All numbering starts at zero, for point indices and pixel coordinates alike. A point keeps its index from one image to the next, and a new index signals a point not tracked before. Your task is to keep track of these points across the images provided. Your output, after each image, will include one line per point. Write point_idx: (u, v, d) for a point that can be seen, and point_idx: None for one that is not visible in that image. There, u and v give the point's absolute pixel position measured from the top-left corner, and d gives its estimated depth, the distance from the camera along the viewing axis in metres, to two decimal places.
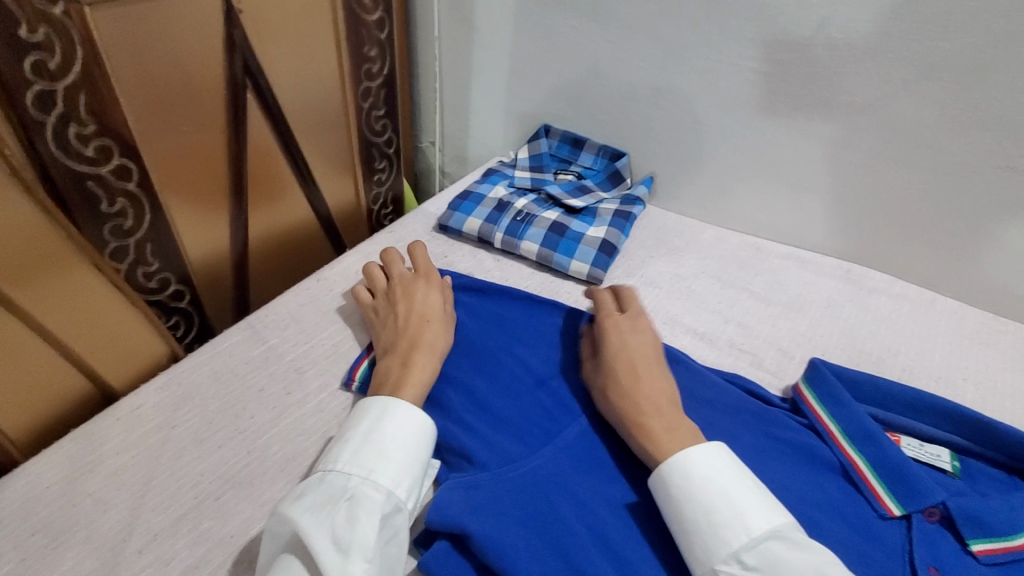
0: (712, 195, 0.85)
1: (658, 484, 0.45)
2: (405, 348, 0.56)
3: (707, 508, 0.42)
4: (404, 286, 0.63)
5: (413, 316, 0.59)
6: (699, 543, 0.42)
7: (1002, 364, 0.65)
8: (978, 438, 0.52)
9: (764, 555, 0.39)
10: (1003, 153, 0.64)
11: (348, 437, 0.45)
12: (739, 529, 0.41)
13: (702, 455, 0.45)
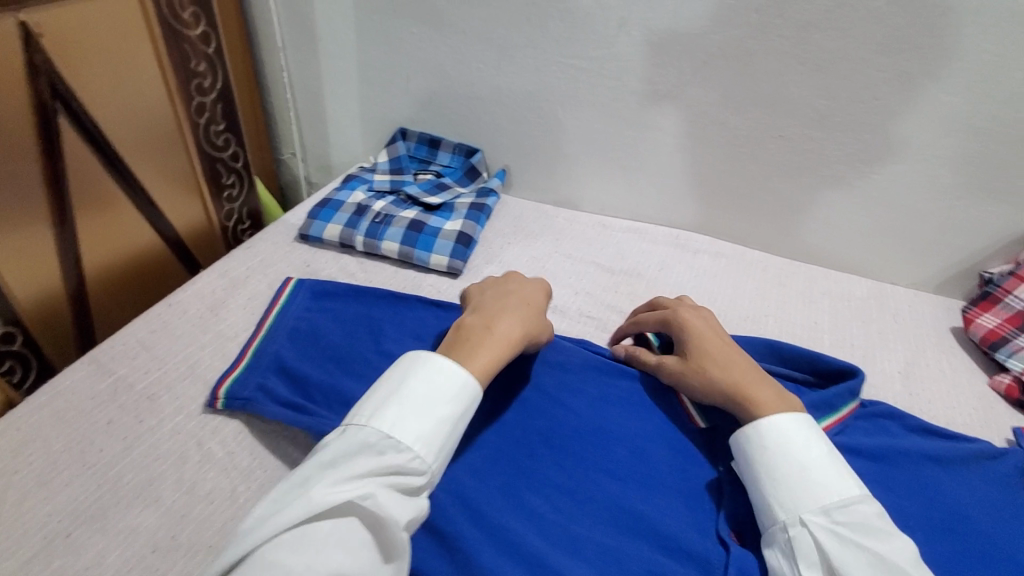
0: (560, 181, 0.93)
1: (750, 435, 0.49)
2: (496, 316, 0.56)
3: (803, 464, 0.46)
4: (516, 280, 0.64)
5: (515, 297, 0.60)
6: (787, 494, 0.45)
7: (795, 300, 0.78)
8: (770, 359, 0.63)
9: (854, 514, 0.43)
10: (774, 125, 0.76)
11: (442, 421, 0.45)
12: (832, 487, 0.44)
13: (800, 425, 0.48)
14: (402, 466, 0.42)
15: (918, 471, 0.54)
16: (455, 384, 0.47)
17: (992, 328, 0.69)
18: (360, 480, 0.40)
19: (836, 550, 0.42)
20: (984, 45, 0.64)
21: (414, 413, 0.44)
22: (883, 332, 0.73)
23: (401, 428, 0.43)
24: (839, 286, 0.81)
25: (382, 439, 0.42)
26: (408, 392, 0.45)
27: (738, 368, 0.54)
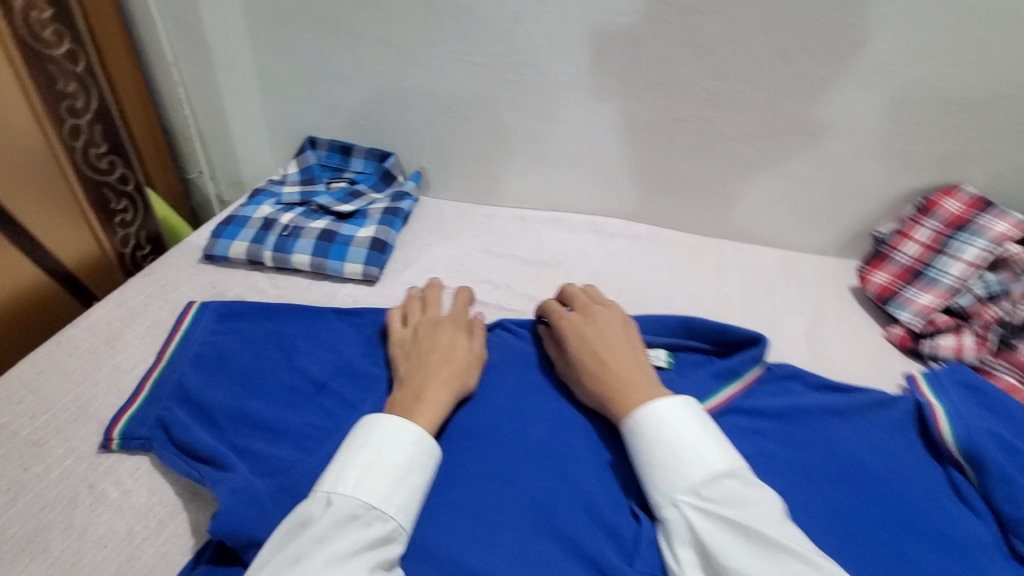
0: (477, 178, 0.93)
1: (630, 425, 0.49)
2: (422, 381, 0.54)
3: (677, 445, 0.46)
4: (428, 329, 0.61)
5: (439, 354, 0.57)
6: (662, 478, 0.46)
7: (708, 275, 0.80)
8: (683, 334, 0.64)
9: (720, 488, 0.43)
10: (673, 109, 0.78)
11: (418, 487, 0.45)
12: (700, 464, 0.45)
13: (672, 409, 0.48)
14: (389, 538, 0.42)
15: (818, 425, 0.56)
16: (427, 450, 0.47)
17: (884, 284, 0.73)
18: (358, 557, 0.40)
19: (702, 527, 0.42)
20: (850, 19, 0.67)
21: (398, 483, 0.44)
22: (787, 299, 0.76)
23: (388, 498, 0.43)
24: (747, 258, 0.84)
25: (368, 511, 0.42)
26: (385, 458, 0.45)
27: (605, 384, 0.54)
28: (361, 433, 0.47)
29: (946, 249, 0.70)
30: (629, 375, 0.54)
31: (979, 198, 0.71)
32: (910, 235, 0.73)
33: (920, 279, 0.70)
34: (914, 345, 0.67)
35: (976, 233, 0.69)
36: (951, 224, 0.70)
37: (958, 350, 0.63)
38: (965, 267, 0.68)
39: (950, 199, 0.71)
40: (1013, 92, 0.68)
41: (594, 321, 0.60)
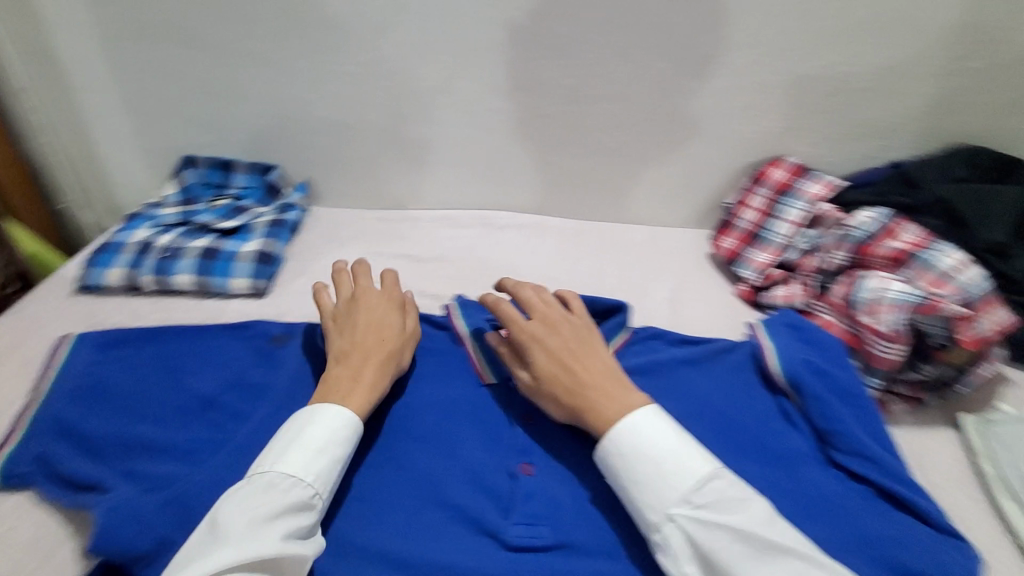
0: (366, 184, 0.95)
1: (613, 444, 0.50)
2: (358, 361, 0.57)
3: (661, 457, 0.48)
4: (363, 307, 0.62)
5: (374, 329, 0.60)
6: (653, 494, 0.48)
7: (587, 256, 0.88)
8: None
9: (711, 494, 0.46)
10: (537, 106, 0.84)
11: (337, 457, 0.50)
12: (688, 473, 0.47)
13: (647, 420, 0.51)
14: (307, 503, 0.47)
15: (675, 376, 0.64)
16: (348, 425, 0.51)
17: (732, 248, 0.83)
18: (273, 520, 0.45)
19: (701, 536, 0.45)
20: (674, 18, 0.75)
21: (318, 455, 0.49)
22: (656, 271, 0.84)
23: (307, 469, 0.48)
24: (622, 237, 0.92)
25: (287, 480, 0.47)
26: (306, 435, 0.50)
27: (581, 392, 0.54)
28: (294, 418, 0.52)
29: (777, 213, 0.81)
30: (604, 385, 0.55)
31: (800, 166, 0.83)
32: (749, 203, 0.83)
33: (759, 241, 0.81)
34: (757, 297, 0.78)
35: (797, 197, 0.81)
36: (778, 190, 0.82)
37: (789, 297, 0.74)
38: (790, 227, 0.80)
39: (777, 168, 0.83)
40: (815, 71, 0.79)
41: (559, 328, 0.60)
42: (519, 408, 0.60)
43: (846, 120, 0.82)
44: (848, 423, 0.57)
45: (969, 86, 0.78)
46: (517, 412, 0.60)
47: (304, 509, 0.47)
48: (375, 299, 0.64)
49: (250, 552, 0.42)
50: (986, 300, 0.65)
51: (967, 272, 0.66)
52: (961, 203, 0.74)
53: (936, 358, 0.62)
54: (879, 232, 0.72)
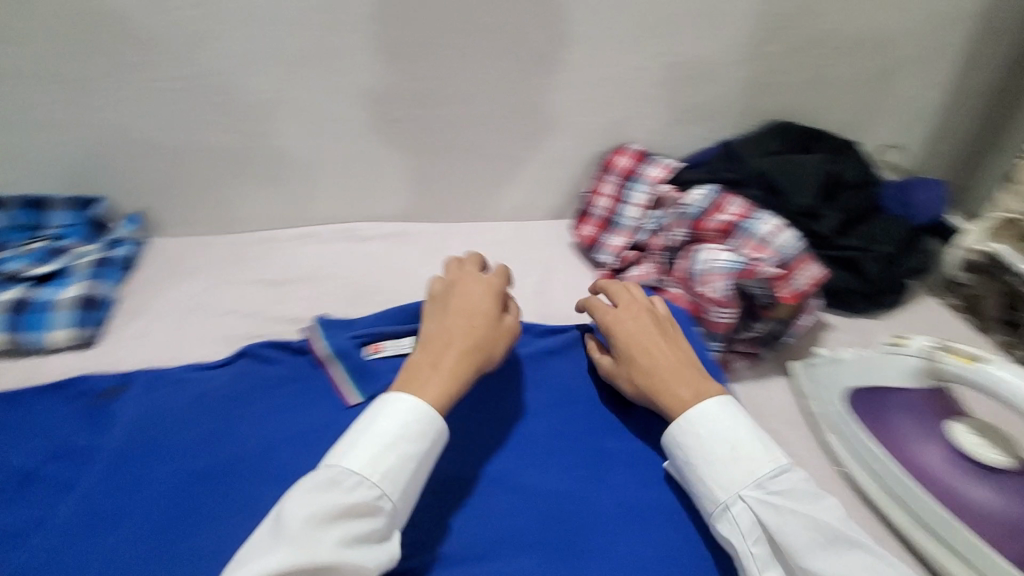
0: (211, 206, 0.88)
1: (685, 422, 0.54)
2: (440, 347, 0.57)
3: (731, 443, 0.52)
4: (459, 289, 0.62)
5: (465, 315, 0.60)
6: (723, 473, 0.51)
7: (455, 258, 0.88)
8: None
9: (784, 480, 0.50)
10: (385, 111, 0.82)
11: (406, 456, 0.50)
12: (762, 460, 0.51)
13: (721, 406, 0.54)
14: (371, 504, 0.47)
15: (533, 370, 0.68)
16: (423, 423, 0.51)
17: (591, 235, 0.88)
18: (330, 522, 0.45)
19: (770, 518, 0.48)
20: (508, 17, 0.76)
21: (388, 450, 0.50)
22: (522, 266, 0.87)
23: (372, 467, 0.48)
24: (488, 234, 0.93)
25: (352, 478, 0.48)
26: (381, 430, 0.50)
27: (655, 373, 0.58)
28: (373, 410, 0.53)
29: (626, 198, 0.87)
30: (678, 371, 0.58)
31: (641, 152, 0.89)
32: (601, 191, 0.89)
33: (613, 226, 0.87)
34: (616, 280, 0.84)
35: (642, 181, 0.87)
36: (625, 177, 0.88)
37: (643, 277, 0.81)
38: (637, 210, 0.86)
39: (621, 156, 0.89)
40: (643, 64, 0.84)
41: (642, 318, 0.62)
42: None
43: (676, 106, 0.89)
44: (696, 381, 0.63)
45: (775, 69, 0.87)
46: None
47: (368, 512, 0.47)
48: (473, 280, 0.64)
49: (303, 553, 0.42)
50: (799, 258, 0.73)
51: (782, 234, 0.74)
52: (776, 172, 0.83)
53: (763, 315, 0.70)
54: (707, 206, 0.79)
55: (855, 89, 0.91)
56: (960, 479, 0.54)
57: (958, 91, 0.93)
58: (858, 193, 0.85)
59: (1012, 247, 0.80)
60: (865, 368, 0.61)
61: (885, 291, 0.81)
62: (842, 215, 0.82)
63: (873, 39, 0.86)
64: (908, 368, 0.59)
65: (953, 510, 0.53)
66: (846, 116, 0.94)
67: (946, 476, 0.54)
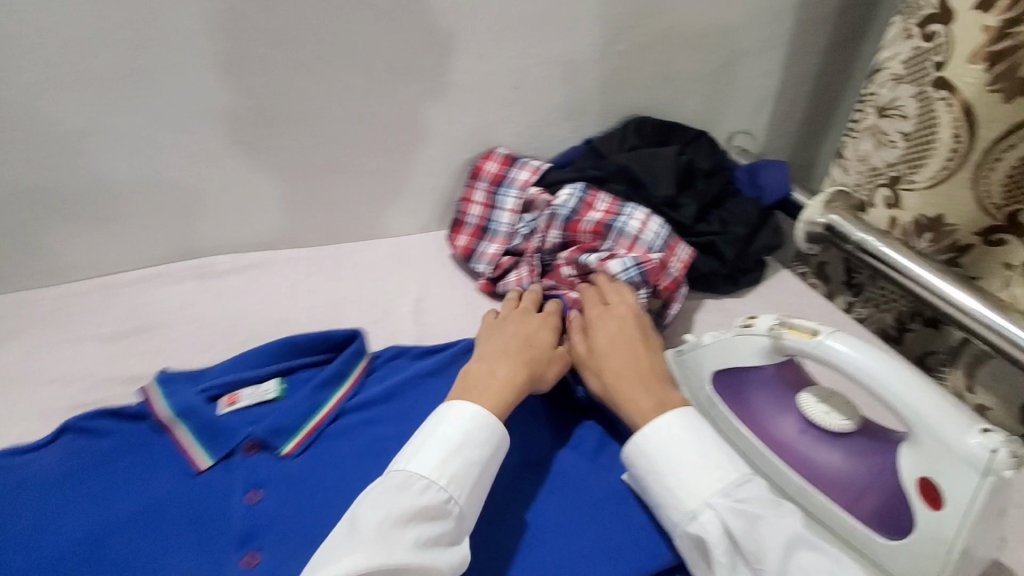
0: (25, 257, 0.76)
1: (653, 435, 0.57)
2: (498, 356, 0.63)
3: (701, 456, 0.55)
4: (515, 311, 0.71)
5: (521, 331, 0.67)
6: (690, 483, 0.54)
7: (325, 284, 0.82)
8: (289, 356, 0.64)
9: (749, 491, 0.53)
10: (223, 134, 0.74)
11: (469, 461, 0.53)
12: (730, 471, 0.54)
13: (691, 422, 0.58)
14: (441, 506, 0.50)
15: (418, 393, 0.63)
16: (487, 429, 0.55)
17: (466, 244, 0.86)
18: (406, 526, 0.48)
19: (735, 524, 0.51)
20: (348, 23, 0.72)
21: (454, 454, 0.53)
22: (399, 285, 0.83)
23: (439, 472, 0.52)
24: (361, 255, 0.88)
25: (422, 483, 0.51)
26: (445, 435, 0.54)
27: (622, 378, 0.62)
28: (443, 415, 0.56)
29: (497, 204, 0.87)
30: (646, 377, 0.62)
31: (508, 155, 0.88)
32: (472, 199, 0.88)
33: (488, 233, 0.86)
34: (494, 288, 0.83)
35: (510, 186, 0.87)
36: (494, 182, 0.87)
37: (518, 281, 0.80)
38: (510, 215, 0.86)
39: (489, 161, 0.88)
40: (498, 67, 0.82)
41: (627, 323, 0.67)
42: (245, 482, 0.54)
43: (538, 108, 0.89)
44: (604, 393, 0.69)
45: (627, 66, 0.90)
46: (243, 488, 0.53)
47: (440, 515, 0.50)
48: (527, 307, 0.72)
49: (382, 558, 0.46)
50: (669, 245, 0.80)
51: (648, 227, 0.80)
52: (635, 166, 0.86)
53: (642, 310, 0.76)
54: (576, 206, 0.81)
55: (703, 80, 0.96)
56: (811, 445, 0.58)
57: (790, 78, 1.01)
58: (710, 179, 0.90)
59: (843, 214, 0.85)
60: (723, 351, 0.62)
61: (743, 268, 0.87)
62: (698, 201, 0.87)
63: (711, 33, 0.91)
64: (759, 347, 0.60)
65: (809, 475, 0.57)
66: (698, 107, 0.99)
67: (801, 444, 0.58)
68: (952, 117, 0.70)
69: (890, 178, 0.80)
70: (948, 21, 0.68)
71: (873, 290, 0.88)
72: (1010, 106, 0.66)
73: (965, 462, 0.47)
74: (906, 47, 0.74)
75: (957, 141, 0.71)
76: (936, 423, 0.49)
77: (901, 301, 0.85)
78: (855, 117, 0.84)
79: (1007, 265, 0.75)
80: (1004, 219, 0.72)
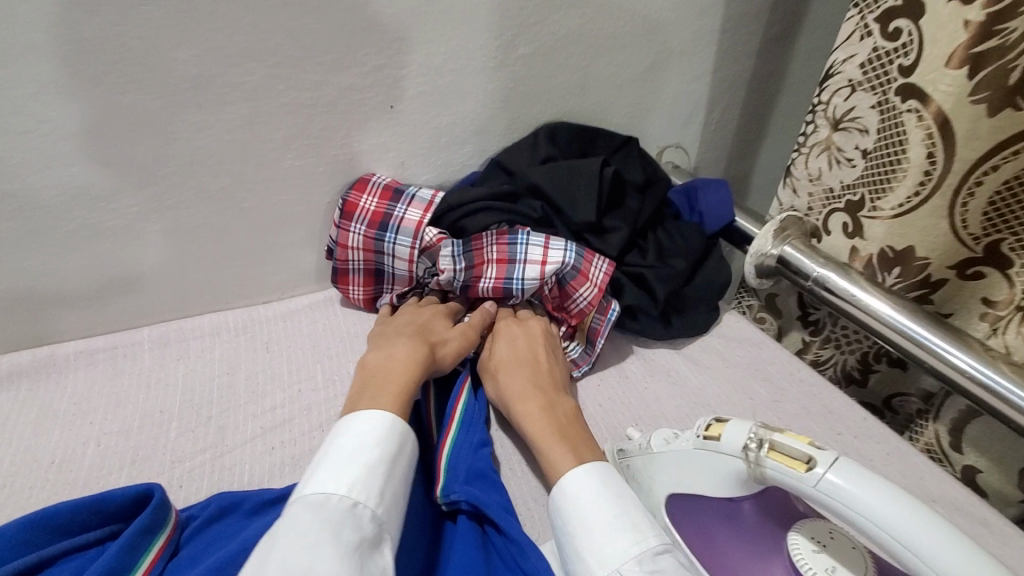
0: None
1: (565, 489, 0.45)
2: (394, 343, 0.56)
3: (617, 511, 0.43)
4: (409, 309, 0.65)
5: (416, 325, 0.61)
6: (602, 547, 0.41)
7: (137, 384, 0.60)
8: (44, 542, 0.42)
9: (664, 564, 0.40)
10: None
11: (376, 462, 0.42)
12: (647, 533, 0.42)
13: (604, 473, 0.46)
14: (353, 517, 0.39)
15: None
16: (386, 419, 0.45)
17: (364, 297, 0.70)
18: (315, 549, 0.35)
19: None
20: (108, 25, 0.49)
21: (354, 458, 0.42)
22: (246, 381, 0.61)
23: (344, 481, 0.40)
24: (196, 342, 0.65)
25: (325, 499, 0.39)
26: (338, 445, 0.43)
27: (520, 381, 0.57)
28: (335, 428, 0.45)
29: (383, 250, 0.67)
30: (543, 382, 0.57)
31: (388, 187, 0.68)
32: (347, 243, 0.68)
33: (384, 277, 0.69)
34: None
35: (396, 231, 0.67)
36: (374, 223, 0.67)
37: None
38: (405, 264, 0.68)
39: (364, 196, 0.67)
40: (360, 81, 0.62)
41: (528, 333, 0.63)
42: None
43: (424, 131, 0.69)
44: (480, 506, 0.48)
45: (534, 74, 0.72)
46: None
47: (353, 525, 0.38)
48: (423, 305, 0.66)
49: None
50: (581, 267, 0.65)
51: (550, 259, 0.64)
52: (550, 186, 0.69)
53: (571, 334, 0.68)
54: (466, 276, 0.67)
55: (625, 89, 0.80)
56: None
57: (722, 83, 0.88)
58: (644, 194, 0.75)
59: (798, 244, 0.72)
60: (679, 464, 0.48)
61: (677, 308, 0.72)
62: (630, 223, 0.71)
63: (632, 31, 0.75)
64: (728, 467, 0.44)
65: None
66: (622, 120, 0.83)
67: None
68: (925, 132, 0.57)
69: (848, 203, 0.68)
70: (917, 15, 0.55)
71: (834, 331, 0.75)
72: (993, 121, 0.53)
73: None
74: (864, 48, 0.61)
75: (931, 164, 0.58)
76: None
77: (866, 341, 0.73)
78: (804, 130, 0.71)
79: (986, 300, 0.63)
80: (982, 252, 0.61)
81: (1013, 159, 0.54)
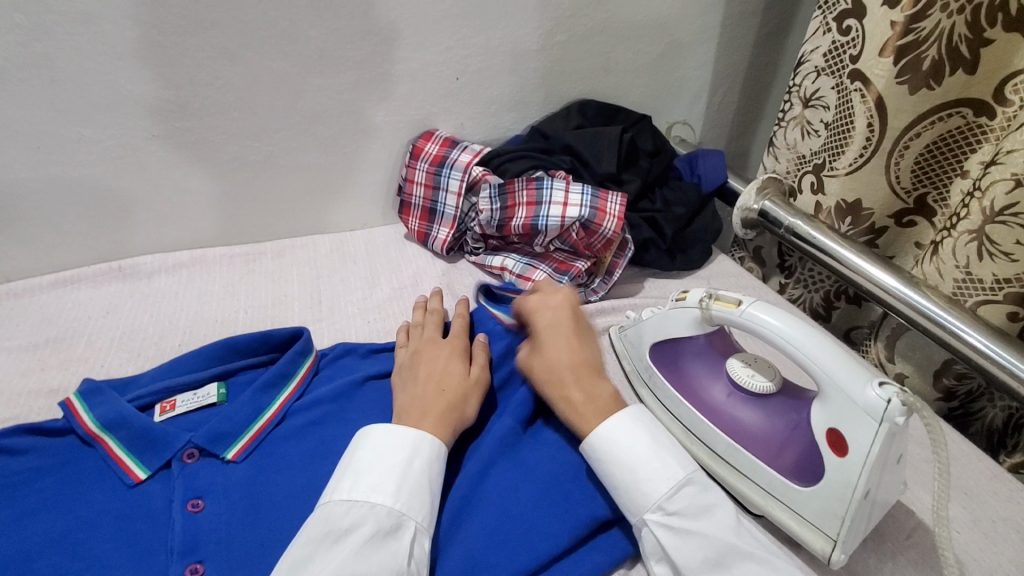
0: None
1: (591, 450, 0.54)
2: (414, 412, 0.56)
3: (634, 466, 0.52)
4: (426, 346, 0.64)
5: (433, 378, 0.60)
6: (629, 496, 0.51)
7: (265, 280, 0.80)
8: (227, 360, 0.63)
9: (682, 502, 0.50)
10: (143, 128, 0.71)
11: (388, 472, 0.49)
12: (660, 478, 0.51)
13: (624, 433, 0.53)
14: (372, 514, 0.47)
15: (366, 392, 0.63)
16: (401, 436, 0.52)
17: (418, 229, 0.88)
18: (333, 546, 0.45)
19: (670, 541, 0.49)
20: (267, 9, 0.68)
21: (375, 468, 0.50)
22: (343, 282, 0.81)
23: (362, 488, 0.48)
24: (303, 252, 0.85)
25: (346, 502, 0.48)
26: (360, 458, 0.51)
27: (554, 370, 0.60)
28: (362, 440, 0.52)
29: (439, 185, 0.86)
30: (569, 370, 0.60)
31: (448, 138, 0.87)
32: (414, 179, 0.87)
33: (436, 216, 0.87)
34: (460, 254, 0.89)
35: (451, 167, 0.85)
36: (435, 163, 0.86)
37: (477, 259, 0.86)
38: (455, 198, 0.85)
39: (429, 143, 0.86)
40: (436, 58, 0.81)
41: (551, 318, 0.65)
42: (185, 491, 0.52)
43: (479, 99, 0.88)
44: None
45: (567, 57, 0.90)
46: (183, 498, 0.52)
47: (368, 521, 0.46)
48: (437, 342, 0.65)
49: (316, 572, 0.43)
50: (597, 205, 0.81)
51: (570, 202, 0.80)
52: (579, 145, 0.88)
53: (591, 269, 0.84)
54: (501, 215, 0.83)
55: (640, 72, 0.98)
56: (738, 406, 0.57)
57: (722, 70, 1.05)
58: (654, 158, 0.93)
59: (775, 200, 0.88)
60: (660, 323, 0.63)
61: (682, 246, 0.89)
62: (642, 178, 0.90)
63: (648, 24, 0.93)
64: (690, 318, 0.59)
65: (730, 432, 0.56)
66: (636, 99, 1.02)
67: (729, 408, 0.57)
68: (866, 108, 0.75)
69: (814, 165, 0.85)
70: (862, 16, 0.73)
71: (803, 273, 0.93)
72: (914, 98, 0.71)
73: (866, 413, 0.46)
74: (826, 41, 0.78)
75: (870, 130, 0.75)
76: (836, 371, 0.48)
77: (827, 281, 0.90)
78: (784, 107, 0.88)
79: (917, 244, 0.81)
80: (914, 203, 0.78)
81: (931, 127, 0.72)
